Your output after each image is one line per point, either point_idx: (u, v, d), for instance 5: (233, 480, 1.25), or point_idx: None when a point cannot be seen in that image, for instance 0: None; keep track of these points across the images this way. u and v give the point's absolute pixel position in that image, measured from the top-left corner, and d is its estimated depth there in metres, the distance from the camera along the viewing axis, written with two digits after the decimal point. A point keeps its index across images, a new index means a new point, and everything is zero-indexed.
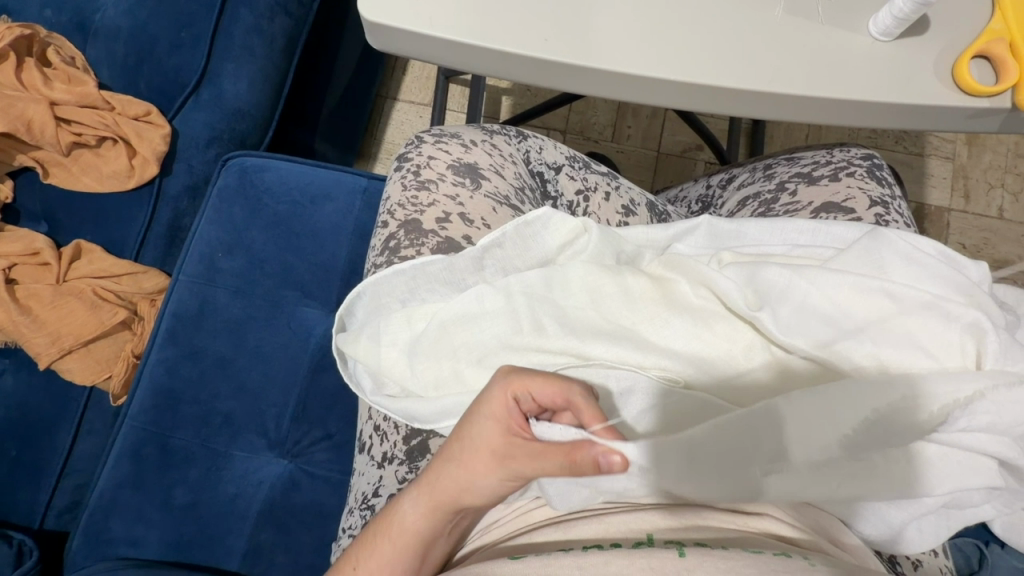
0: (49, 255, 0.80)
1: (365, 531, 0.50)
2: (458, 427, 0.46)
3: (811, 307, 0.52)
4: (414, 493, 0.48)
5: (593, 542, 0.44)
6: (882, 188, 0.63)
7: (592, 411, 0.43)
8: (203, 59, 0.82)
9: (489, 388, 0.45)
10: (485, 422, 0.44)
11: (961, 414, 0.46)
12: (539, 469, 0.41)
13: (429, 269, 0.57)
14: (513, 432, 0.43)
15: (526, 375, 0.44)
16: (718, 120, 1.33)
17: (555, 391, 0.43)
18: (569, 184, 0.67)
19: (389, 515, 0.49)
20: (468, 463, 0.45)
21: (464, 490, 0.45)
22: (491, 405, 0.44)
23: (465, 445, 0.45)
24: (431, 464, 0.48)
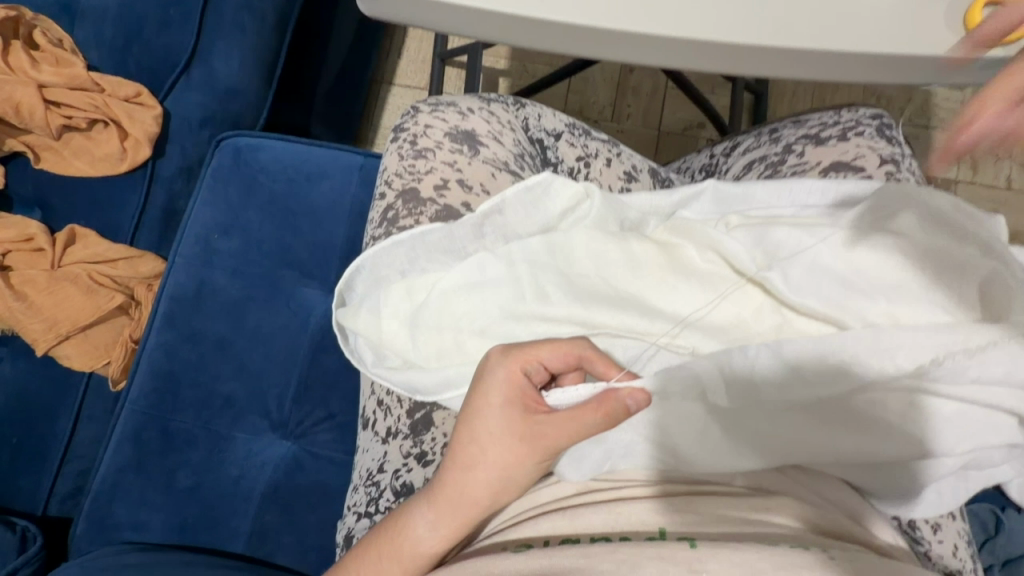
0: (42, 240, 0.79)
1: (363, 551, 0.47)
2: (469, 425, 0.47)
3: (822, 265, 0.50)
4: (429, 514, 0.46)
5: (602, 534, 0.43)
6: (892, 146, 0.62)
7: (603, 362, 0.48)
8: (192, 39, 0.81)
9: (494, 370, 0.47)
10: (499, 409, 0.46)
11: (971, 363, 0.44)
12: (566, 436, 0.45)
13: (428, 238, 0.56)
14: (531, 408, 0.46)
15: (532, 349, 0.47)
16: (720, 95, 1.30)
17: (566, 353, 0.48)
18: (570, 150, 0.65)
19: (398, 539, 0.46)
20: (493, 462, 0.46)
21: (491, 495, 0.46)
22: (503, 388, 0.47)
23: (486, 447, 0.46)
24: (444, 478, 0.46)
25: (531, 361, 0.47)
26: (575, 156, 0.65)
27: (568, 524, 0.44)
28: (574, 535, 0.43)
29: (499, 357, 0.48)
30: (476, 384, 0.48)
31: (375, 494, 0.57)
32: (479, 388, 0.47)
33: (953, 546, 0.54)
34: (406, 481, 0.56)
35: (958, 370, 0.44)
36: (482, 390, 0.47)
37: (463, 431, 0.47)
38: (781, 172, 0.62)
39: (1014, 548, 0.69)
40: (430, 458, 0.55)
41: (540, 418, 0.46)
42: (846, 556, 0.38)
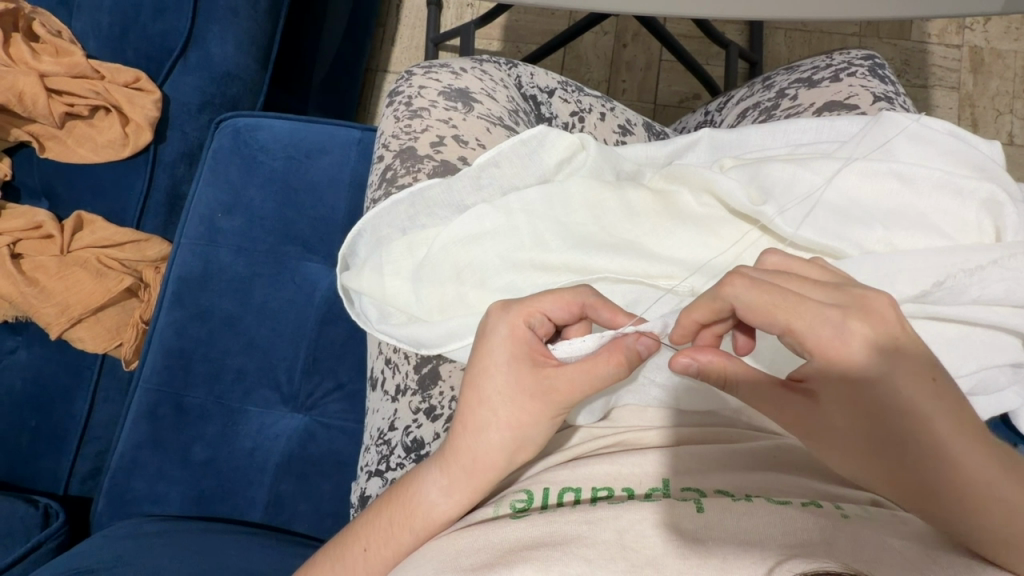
0: (51, 227, 0.81)
1: (372, 519, 0.45)
2: (476, 385, 0.43)
3: (818, 198, 0.50)
4: (441, 481, 0.43)
5: (605, 485, 0.42)
6: (885, 85, 0.62)
7: (609, 309, 0.44)
8: (187, 22, 0.82)
9: (497, 327, 0.44)
10: (507, 367, 0.43)
11: (969, 281, 0.45)
12: (580, 391, 0.42)
13: (426, 193, 0.58)
14: (540, 363, 0.43)
15: (535, 301, 0.44)
16: (714, 67, 1.29)
17: (569, 302, 0.44)
18: (563, 106, 0.67)
19: (409, 511, 0.43)
20: (506, 423, 0.42)
21: (507, 456, 0.43)
22: (508, 344, 0.43)
23: (497, 408, 0.42)
24: (455, 444, 0.43)
25: (535, 315, 0.44)
26: (569, 111, 0.67)
27: (572, 474, 0.43)
28: (575, 485, 0.42)
29: (500, 313, 0.44)
30: (478, 344, 0.44)
31: (385, 452, 0.57)
32: (483, 347, 0.44)
33: None
34: (416, 437, 0.56)
35: (958, 289, 0.45)
36: (486, 349, 0.44)
37: (469, 393, 0.43)
38: (775, 116, 0.63)
39: None
40: (439, 412, 0.55)
41: (550, 373, 0.42)
42: (860, 513, 0.37)
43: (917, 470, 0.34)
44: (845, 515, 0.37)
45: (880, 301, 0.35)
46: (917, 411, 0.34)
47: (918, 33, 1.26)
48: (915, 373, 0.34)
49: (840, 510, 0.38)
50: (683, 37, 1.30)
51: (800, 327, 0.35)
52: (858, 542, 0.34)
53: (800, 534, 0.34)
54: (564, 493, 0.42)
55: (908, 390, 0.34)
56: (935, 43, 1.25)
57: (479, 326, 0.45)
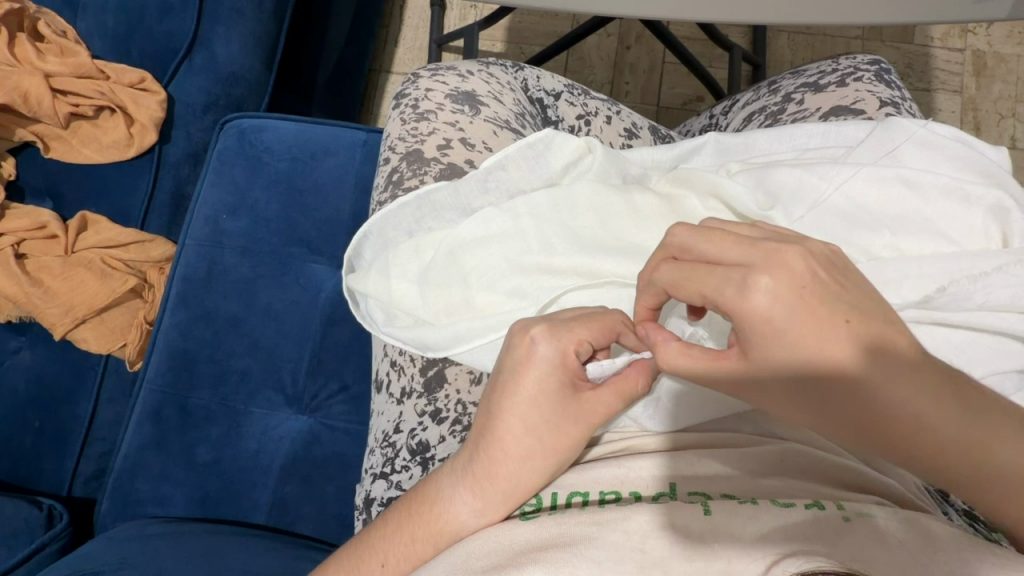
0: (55, 228, 0.81)
1: (392, 536, 0.44)
2: (518, 410, 0.43)
3: (826, 203, 0.50)
4: (474, 502, 0.42)
5: (612, 488, 0.42)
6: (892, 90, 0.62)
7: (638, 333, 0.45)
8: (192, 23, 0.82)
9: (547, 354, 0.43)
10: (553, 394, 0.43)
11: (975, 288, 0.45)
12: (613, 410, 0.44)
13: (433, 197, 0.58)
14: (580, 388, 0.43)
15: (583, 328, 0.43)
16: (718, 69, 1.29)
17: (609, 327, 0.44)
18: (569, 109, 0.67)
19: (436, 529, 0.43)
20: (550, 450, 0.43)
21: (544, 482, 0.43)
22: (557, 373, 0.43)
23: (542, 435, 0.43)
24: (493, 468, 0.43)
25: (583, 343, 0.43)
26: (575, 114, 0.67)
27: (579, 478, 0.43)
28: (583, 489, 0.43)
29: (550, 339, 0.43)
30: (520, 367, 0.43)
31: (391, 454, 0.57)
32: (528, 373, 0.43)
33: None
34: (421, 440, 0.56)
35: (962, 295, 0.45)
36: (530, 374, 0.43)
37: (512, 420, 0.43)
38: (781, 121, 0.63)
39: None
40: (445, 416, 0.56)
41: (587, 397, 0.43)
42: (858, 511, 0.37)
43: (889, 427, 0.34)
44: (846, 517, 0.37)
45: (787, 258, 0.34)
46: (870, 379, 0.33)
47: (922, 37, 1.26)
48: (859, 336, 0.33)
49: (843, 511, 0.37)
50: (686, 39, 1.31)
51: (712, 294, 0.34)
52: (858, 546, 0.35)
53: (800, 541, 0.35)
54: (571, 497, 0.43)
55: (882, 372, 0.33)
56: (939, 47, 1.25)
57: (520, 349, 0.43)
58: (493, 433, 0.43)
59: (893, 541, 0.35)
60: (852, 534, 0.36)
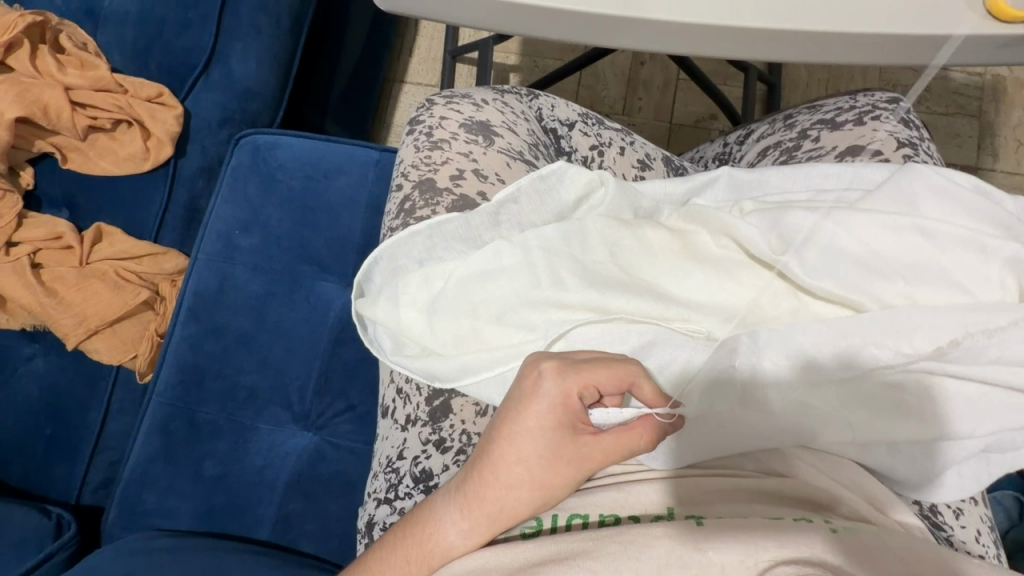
0: (71, 238, 0.82)
1: (386, 559, 0.44)
2: (514, 442, 0.43)
3: (839, 248, 0.50)
4: (461, 524, 0.42)
5: (611, 511, 0.43)
6: (910, 130, 0.61)
7: (651, 389, 0.44)
8: (211, 38, 0.83)
9: (552, 391, 0.43)
10: (551, 430, 0.43)
11: (987, 341, 0.46)
12: (611, 459, 0.44)
13: (445, 227, 0.58)
14: (580, 431, 0.43)
15: (592, 372, 0.43)
16: (732, 87, 1.29)
17: (621, 378, 0.44)
18: (583, 139, 0.67)
19: (428, 550, 0.43)
20: (539, 483, 0.43)
21: (530, 513, 0.43)
22: (557, 411, 0.43)
23: (533, 467, 0.43)
24: (482, 492, 0.43)
25: (589, 387, 0.43)
26: (588, 144, 0.67)
27: (578, 500, 0.45)
28: (583, 511, 0.44)
29: (556, 378, 0.43)
30: (524, 400, 0.44)
31: (394, 480, 0.57)
32: (531, 405, 0.43)
33: (976, 531, 0.52)
34: (425, 468, 0.56)
35: (976, 350, 0.46)
36: (532, 408, 0.43)
37: (507, 447, 0.43)
38: (796, 158, 0.63)
39: None
40: (449, 445, 0.56)
41: (586, 441, 0.43)
42: (847, 528, 0.39)
43: None
44: (834, 529, 0.39)
45: None
46: None
47: None
48: None
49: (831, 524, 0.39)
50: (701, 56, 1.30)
51: None
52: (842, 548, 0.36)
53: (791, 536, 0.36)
54: (571, 518, 0.44)
55: None
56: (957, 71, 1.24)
57: (527, 381, 0.44)
58: (487, 457, 0.43)
59: (871, 541, 0.38)
60: (841, 540, 0.37)
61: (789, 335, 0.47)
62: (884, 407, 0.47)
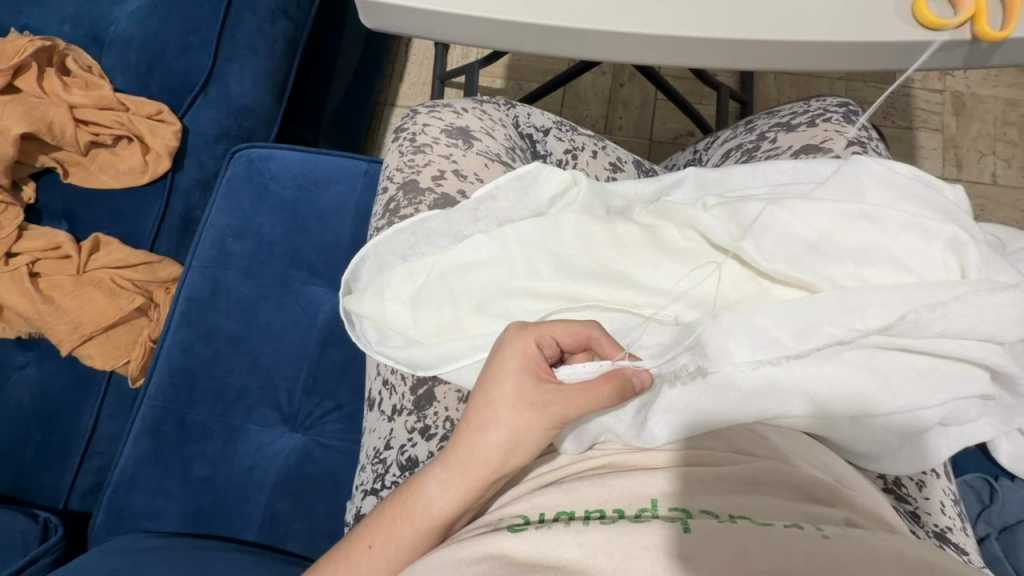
0: (69, 248, 0.85)
1: (377, 518, 0.46)
2: (485, 389, 0.46)
3: (792, 234, 0.54)
4: (441, 473, 0.45)
5: (597, 507, 0.42)
6: (858, 130, 0.66)
7: (610, 343, 0.48)
8: (209, 60, 0.88)
9: (511, 341, 0.47)
10: (515, 374, 0.45)
11: (934, 316, 0.47)
12: (576, 408, 0.45)
13: (427, 224, 0.61)
14: (543, 379, 0.46)
15: (548, 325, 0.47)
16: (707, 106, 1.36)
17: (577, 331, 0.48)
18: (558, 144, 0.71)
19: (410, 500, 0.45)
20: (507, 425, 0.44)
21: (501, 457, 0.44)
22: (519, 355, 0.46)
23: (500, 412, 0.45)
24: (457, 441, 0.45)
25: (545, 337, 0.47)
26: (563, 149, 0.71)
27: (566, 497, 0.43)
28: (570, 508, 0.42)
29: (515, 330, 0.47)
30: (492, 351, 0.48)
31: (381, 470, 0.59)
32: (496, 352, 0.47)
33: (940, 503, 0.54)
34: (411, 456, 0.57)
35: (922, 324, 0.47)
36: (497, 356, 0.47)
37: (479, 394, 0.46)
38: (756, 157, 0.67)
39: (1008, 515, 0.69)
40: (434, 432, 0.57)
41: (550, 388, 0.45)
42: (841, 535, 0.37)
43: None
44: (826, 535, 0.37)
45: None
46: None
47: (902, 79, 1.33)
48: None
49: (823, 531, 0.38)
50: (677, 78, 1.37)
51: None
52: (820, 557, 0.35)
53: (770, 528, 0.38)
54: (557, 515, 0.42)
55: None
56: (919, 88, 1.32)
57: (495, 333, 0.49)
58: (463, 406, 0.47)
59: (864, 545, 0.36)
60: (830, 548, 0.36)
61: (750, 318, 0.49)
62: (838, 384, 0.48)
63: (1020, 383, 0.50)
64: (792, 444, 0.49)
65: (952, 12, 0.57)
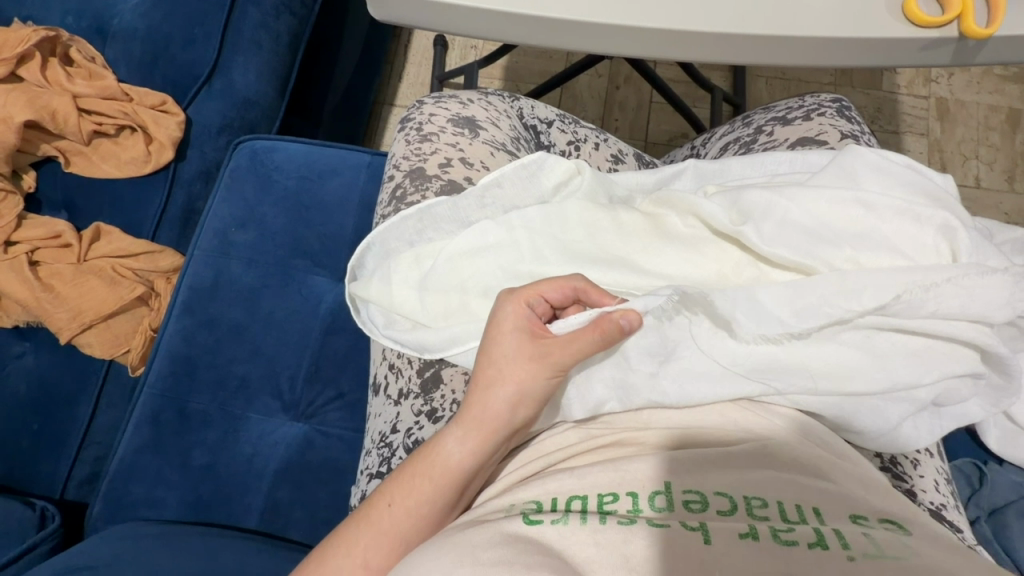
0: (70, 236, 0.85)
1: (396, 477, 0.47)
2: (486, 350, 0.48)
3: (791, 220, 0.55)
4: (458, 431, 0.46)
5: (610, 490, 0.42)
6: (851, 124, 0.69)
7: (597, 292, 0.50)
8: (213, 53, 0.89)
9: (504, 305, 0.49)
10: (513, 334, 0.48)
11: (928, 297, 0.49)
12: (571, 357, 0.47)
13: (434, 210, 0.62)
14: (539, 335, 0.48)
15: (537, 285, 0.50)
16: (701, 109, 1.39)
17: (563, 286, 0.50)
18: (561, 135, 0.73)
19: (428, 458, 0.46)
20: (512, 379, 0.46)
21: (511, 409, 0.46)
22: (514, 315, 0.49)
23: (504, 367, 0.47)
24: (469, 399, 0.47)
25: (536, 296, 0.49)
26: (566, 140, 0.73)
27: (577, 483, 0.42)
28: (583, 493, 0.42)
29: (507, 295, 0.50)
30: (489, 321, 0.50)
31: (387, 454, 0.59)
32: (492, 316, 0.50)
33: (934, 481, 0.56)
34: (418, 438, 0.58)
35: (916, 304, 0.49)
36: (494, 321, 0.49)
37: (485, 354, 0.48)
38: (753, 149, 0.69)
39: (997, 498, 0.71)
40: (441, 415, 0.58)
41: (546, 341, 0.47)
42: (869, 554, 0.35)
43: None
44: (853, 557, 0.35)
45: None
46: None
47: (889, 84, 1.37)
48: None
49: (850, 551, 0.35)
50: (672, 81, 1.40)
51: None
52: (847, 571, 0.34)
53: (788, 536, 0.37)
54: (571, 500, 0.41)
55: None
56: (905, 93, 1.36)
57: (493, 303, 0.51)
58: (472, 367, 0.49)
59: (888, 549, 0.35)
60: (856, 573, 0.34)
61: (754, 294, 0.50)
62: (836, 363, 0.50)
63: (1010, 364, 0.52)
64: (799, 423, 0.50)
65: (940, 10, 0.59)
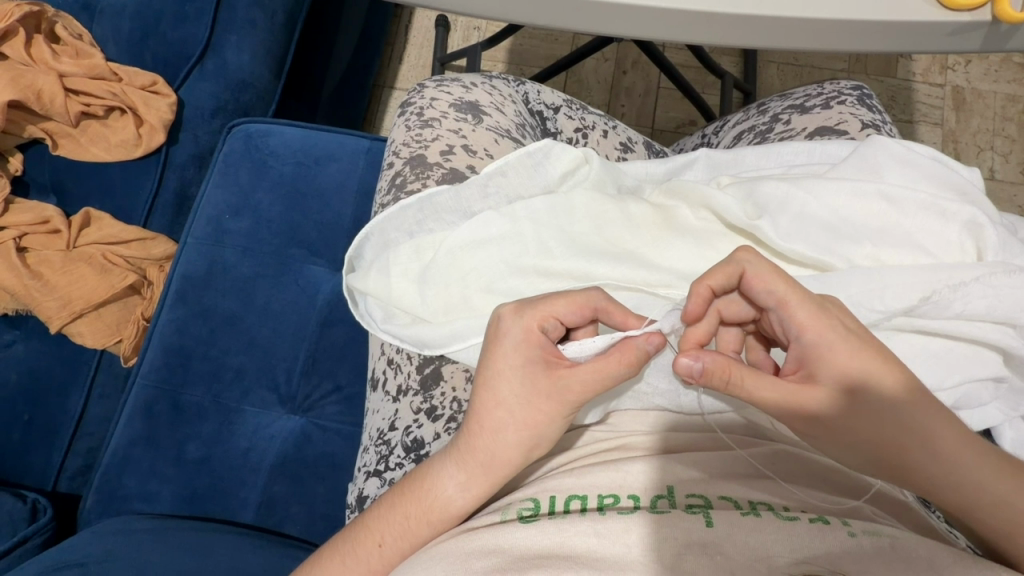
0: (59, 222, 0.82)
1: (386, 515, 0.45)
2: (491, 387, 0.44)
3: (810, 214, 0.53)
4: (458, 476, 0.44)
5: (610, 492, 0.40)
6: (873, 113, 0.66)
7: (620, 312, 0.45)
8: (205, 31, 0.85)
9: (510, 329, 0.44)
10: (521, 369, 0.44)
11: (954, 298, 0.47)
12: (591, 390, 0.43)
13: (435, 200, 0.60)
14: (554, 365, 0.44)
15: (550, 305, 0.45)
16: (710, 95, 1.35)
17: (580, 306, 0.45)
18: (568, 122, 0.70)
19: (426, 504, 0.44)
20: (522, 423, 0.43)
21: (522, 454, 0.44)
22: (523, 347, 0.44)
23: (513, 410, 0.43)
24: (471, 440, 0.44)
25: (549, 319, 0.45)
26: (573, 127, 0.70)
27: (575, 481, 0.41)
28: (582, 493, 0.40)
29: (514, 316, 0.45)
30: (490, 345, 0.45)
31: (385, 452, 0.57)
32: (496, 350, 0.45)
33: None
34: (417, 437, 0.56)
35: (942, 304, 0.47)
36: (499, 350, 0.44)
37: (487, 394, 0.44)
38: (769, 139, 0.66)
39: None
40: (441, 413, 0.56)
41: (563, 374, 0.43)
42: (866, 528, 0.35)
43: None
44: (853, 533, 0.35)
45: None
46: None
47: (904, 72, 1.33)
48: None
49: (849, 526, 0.36)
50: (680, 66, 1.36)
51: None
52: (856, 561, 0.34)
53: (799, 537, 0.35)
54: (569, 501, 0.40)
55: None
56: (920, 82, 1.32)
57: (491, 329, 0.46)
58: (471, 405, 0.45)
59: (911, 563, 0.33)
60: (859, 552, 0.34)
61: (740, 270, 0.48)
62: None
63: None
64: None
65: None
